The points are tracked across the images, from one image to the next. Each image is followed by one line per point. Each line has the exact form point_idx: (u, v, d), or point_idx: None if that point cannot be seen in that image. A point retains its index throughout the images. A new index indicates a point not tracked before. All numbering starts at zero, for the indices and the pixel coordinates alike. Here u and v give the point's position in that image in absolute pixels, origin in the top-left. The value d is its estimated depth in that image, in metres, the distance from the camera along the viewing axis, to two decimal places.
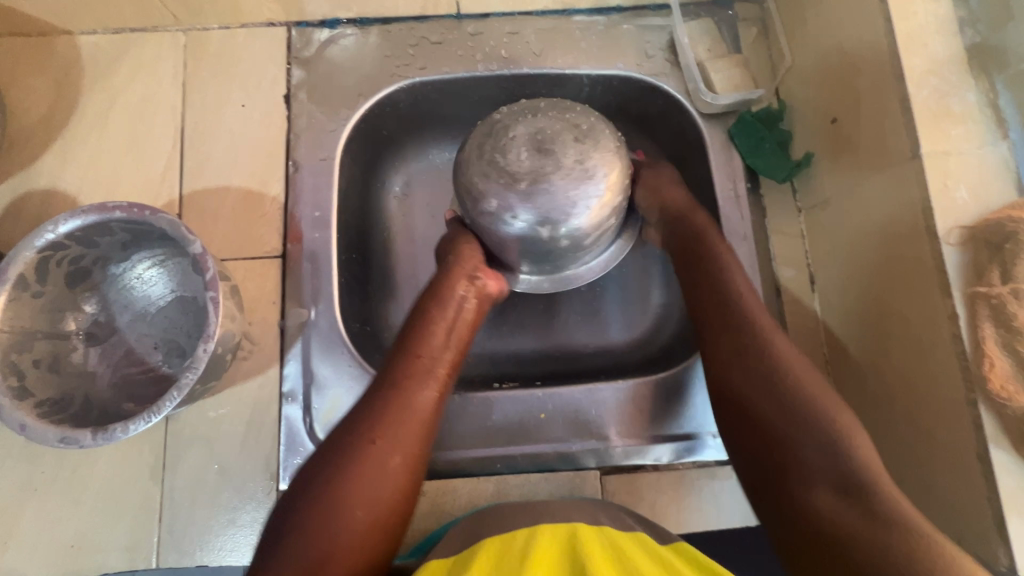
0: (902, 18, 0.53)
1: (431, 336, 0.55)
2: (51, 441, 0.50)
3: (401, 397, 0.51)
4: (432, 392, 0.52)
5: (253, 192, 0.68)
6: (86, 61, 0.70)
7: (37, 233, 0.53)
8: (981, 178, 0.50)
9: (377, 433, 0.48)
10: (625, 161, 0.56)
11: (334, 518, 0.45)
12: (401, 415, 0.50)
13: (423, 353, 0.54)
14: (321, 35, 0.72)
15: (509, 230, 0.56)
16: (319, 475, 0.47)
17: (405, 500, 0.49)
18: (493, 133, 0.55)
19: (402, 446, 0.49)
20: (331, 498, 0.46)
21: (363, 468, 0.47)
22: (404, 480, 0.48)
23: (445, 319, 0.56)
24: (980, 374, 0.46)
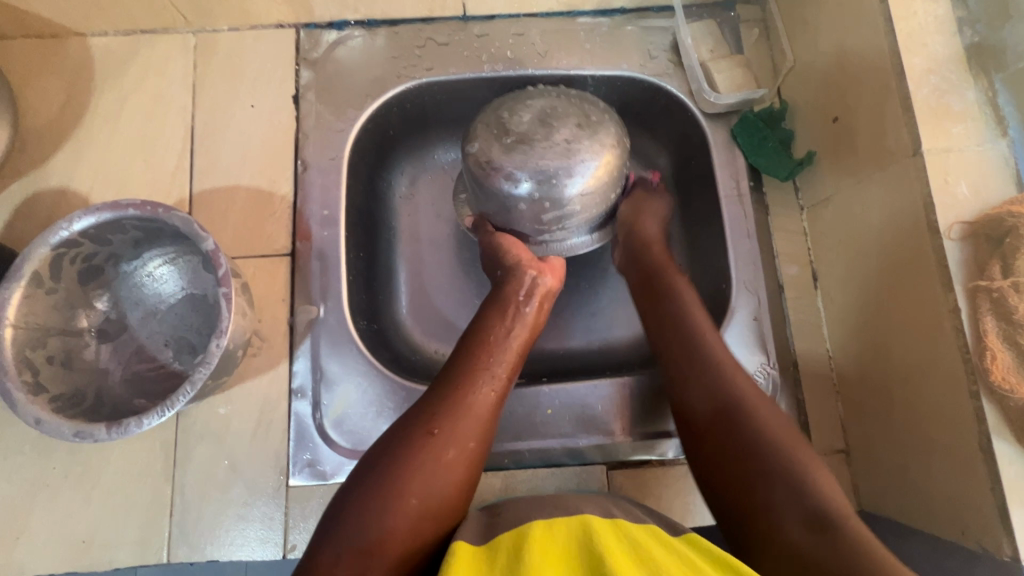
0: (902, 19, 0.54)
1: (489, 339, 0.56)
2: (66, 435, 0.50)
3: (458, 395, 0.52)
4: (489, 393, 0.53)
5: (262, 191, 0.69)
6: (97, 63, 0.71)
7: (52, 230, 0.54)
8: (981, 174, 0.50)
9: (436, 423, 0.49)
10: (613, 161, 0.59)
11: (391, 502, 0.45)
12: (459, 412, 0.51)
13: (485, 354, 0.55)
14: (329, 36, 0.73)
15: (501, 187, 0.58)
16: (380, 461, 0.48)
17: (459, 495, 0.48)
18: (512, 98, 0.60)
19: (458, 441, 0.49)
20: (390, 483, 0.46)
21: (421, 458, 0.47)
22: (460, 474, 0.49)
23: (507, 322, 0.58)
24: (982, 366, 0.47)
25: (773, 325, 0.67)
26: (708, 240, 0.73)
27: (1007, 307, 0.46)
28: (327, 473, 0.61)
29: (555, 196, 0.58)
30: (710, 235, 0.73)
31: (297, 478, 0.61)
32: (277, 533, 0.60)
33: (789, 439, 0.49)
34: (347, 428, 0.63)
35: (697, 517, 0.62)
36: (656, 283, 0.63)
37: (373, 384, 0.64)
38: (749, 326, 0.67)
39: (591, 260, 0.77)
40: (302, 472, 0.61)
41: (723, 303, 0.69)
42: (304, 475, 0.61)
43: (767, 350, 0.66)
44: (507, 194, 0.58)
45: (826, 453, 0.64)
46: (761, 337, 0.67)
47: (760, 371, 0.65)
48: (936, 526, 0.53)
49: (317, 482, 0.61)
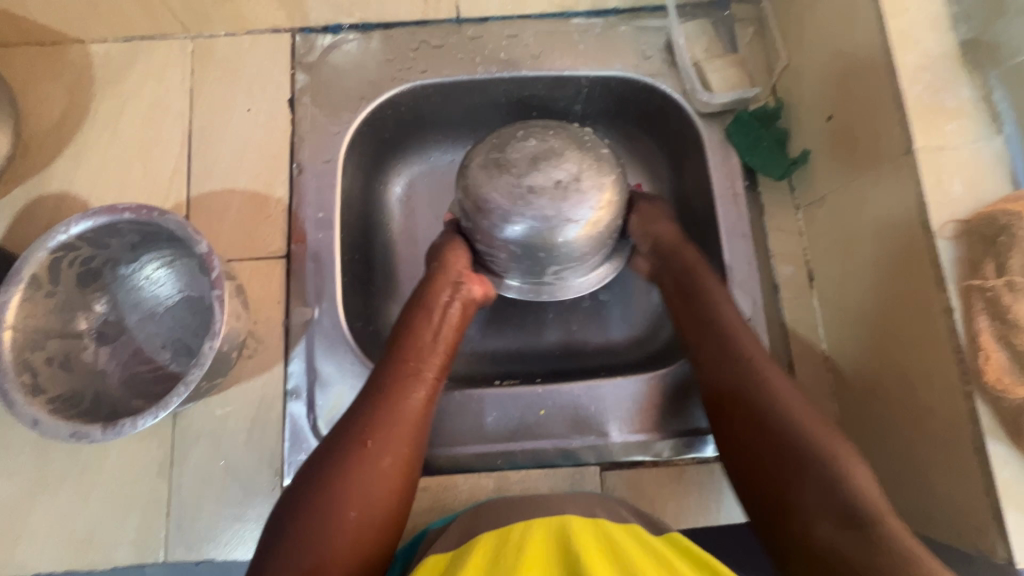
0: (893, 16, 0.54)
1: (417, 342, 0.56)
2: (62, 436, 0.51)
3: (384, 405, 0.52)
4: (416, 399, 0.53)
5: (258, 194, 0.70)
6: (97, 69, 0.73)
7: (49, 234, 0.55)
8: (976, 173, 0.50)
9: (368, 436, 0.49)
10: (592, 235, 0.58)
11: (329, 515, 0.46)
12: (388, 421, 0.51)
13: (412, 357, 0.55)
14: (324, 40, 0.74)
15: (481, 222, 0.57)
16: (313, 478, 0.48)
17: (399, 500, 0.49)
18: (541, 130, 0.57)
19: (391, 451, 0.50)
20: (327, 501, 0.46)
21: (355, 472, 0.48)
22: (396, 481, 0.49)
23: (434, 323, 0.58)
24: (976, 367, 0.46)
25: (769, 325, 0.67)
26: (704, 239, 0.73)
27: (1002, 306, 0.45)
28: None
29: (527, 243, 0.57)
30: (705, 235, 0.72)
31: (291, 478, 0.62)
32: None
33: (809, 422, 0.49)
34: None
35: (690, 518, 0.62)
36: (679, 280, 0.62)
37: None
38: (745, 326, 0.66)
39: None
40: None
41: None
42: None
43: None
44: (479, 222, 0.57)
45: None
46: (756, 337, 0.66)
47: None
48: (931, 528, 0.52)
49: None
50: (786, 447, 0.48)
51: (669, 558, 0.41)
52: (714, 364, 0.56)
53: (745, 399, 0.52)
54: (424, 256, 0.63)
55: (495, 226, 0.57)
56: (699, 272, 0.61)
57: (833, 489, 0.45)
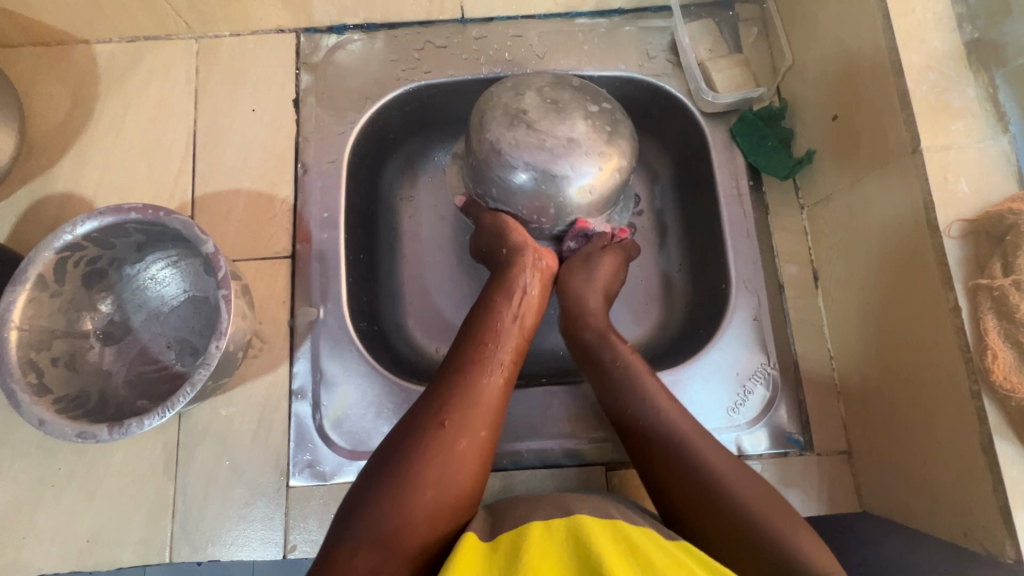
0: (898, 16, 0.54)
1: (495, 324, 0.57)
2: (69, 435, 0.51)
3: (467, 383, 0.52)
4: (495, 380, 0.53)
5: (263, 194, 0.70)
6: (102, 69, 0.73)
7: (55, 234, 0.55)
8: (982, 172, 0.50)
9: (447, 413, 0.50)
10: (551, 192, 0.58)
11: (407, 490, 0.46)
12: (469, 399, 0.51)
13: (491, 340, 0.56)
14: (329, 41, 0.74)
15: (473, 118, 0.60)
16: (393, 451, 0.48)
17: (476, 481, 0.49)
18: (579, 91, 0.59)
19: (470, 429, 0.50)
20: (407, 473, 0.46)
21: (437, 452, 0.48)
22: (475, 465, 0.49)
23: (511, 307, 0.58)
24: (984, 365, 0.46)
25: (774, 324, 0.67)
26: (708, 239, 0.73)
27: (1009, 305, 0.45)
28: (326, 474, 0.62)
29: (478, 157, 0.59)
30: (710, 235, 0.72)
31: (297, 478, 0.62)
32: (278, 533, 0.60)
33: (736, 481, 0.49)
34: (347, 428, 0.63)
35: None
36: (568, 319, 0.64)
37: (373, 384, 0.64)
38: (750, 325, 0.67)
39: None
40: (302, 472, 0.62)
41: (723, 302, 0.69)
42: (304, 475, 0.62)
43: (768, 350, 0.66)
44: (471, 128, 0.59)
45: (828, 455, 0.63)
46: (761, 337, 0.66)
47: (759, 371, 0.65)
48: (940, 529, 0.52)
49: (318, 483, 0.61)
50: (710, 498, 0.49)
51: (689, 564, 0.41)
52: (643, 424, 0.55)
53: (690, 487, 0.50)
54: (500, 234, 0.62)
55: (479, 134, 0.58)
56: (609, 335, 0.61)
57: (777, 562, 0.45)
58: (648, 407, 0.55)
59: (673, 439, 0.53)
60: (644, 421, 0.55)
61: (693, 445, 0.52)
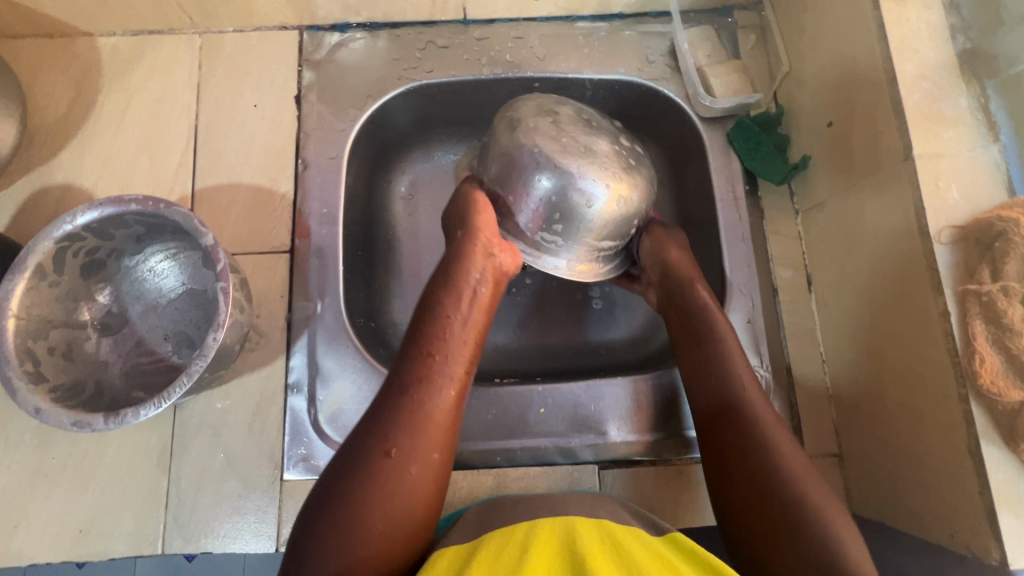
0: (893, 25, 0.55)
1: (443, 334, 0.54)
2: (64, 424, 0.51)
3: (414, 405, 0.49)
4: (444, 396, 0.51)
5: (263, 189, 0.70)
6: (105, 62, 0.73)
7: (55, 224, 0.55)
8: (973, 180, 0.51)
9: (393, 441, 0.47)
10: (558, 190, 0.57)
11: (355, 530, 0.44)
12: (417, 423, 0.49)
13: (439, 352, 0.53)
14: (332, 38, 0.75)
15: (504, 110, 0.62)
16: (337, 485, 0.46)
17: (432, 504, 0.48)
18: (610, 127, 0.63)
19: (420, 455, 0.48)
20: (353, 510, 0.45)
21: (384, 485, 0.46)
22: (429, 489, 0.47)
23: (461, 313, 0.56)
24: (972, 370, 0.47)
25: (767, 327, 0.68)
26: (704, 242, 0.74)
27: (998, 311, 0.46)
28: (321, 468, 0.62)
29: (499, 141, 0.60)
30: (705, 237, 0.73)
31: (291, 472, 0.62)
32: (270, 526, 0.61)
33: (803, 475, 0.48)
34: (341, 423, 0.63)
35: (687, 518, 0.62)
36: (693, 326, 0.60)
37: (369, 379, 0.65)
38: (743, 328, 0.67)
39: None
40: (296, 466, 0.62)
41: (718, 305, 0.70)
42: (298, 469, 0.62)
43: (761, 353, 0.67)
44: (502, 113, 0.62)
45: (818, 457, 0.64)
46: (754, 340, 0.67)
47: (752, 373, 0.66)
48: (927, 531, 0.53)
49: (311, 477, 0.62)
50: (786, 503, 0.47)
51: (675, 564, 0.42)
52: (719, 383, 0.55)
53: (732, 437, 0.52)
54: (461, 217, 0.60)
55: (508, 119, 0.60)
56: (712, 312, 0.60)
57: (817, 559, 0.44)
58: (723, 374, 0.55)
59: (730, 394, 0.54)
60: (712, 372, 0.56)
61: (776, 446, 0.50)
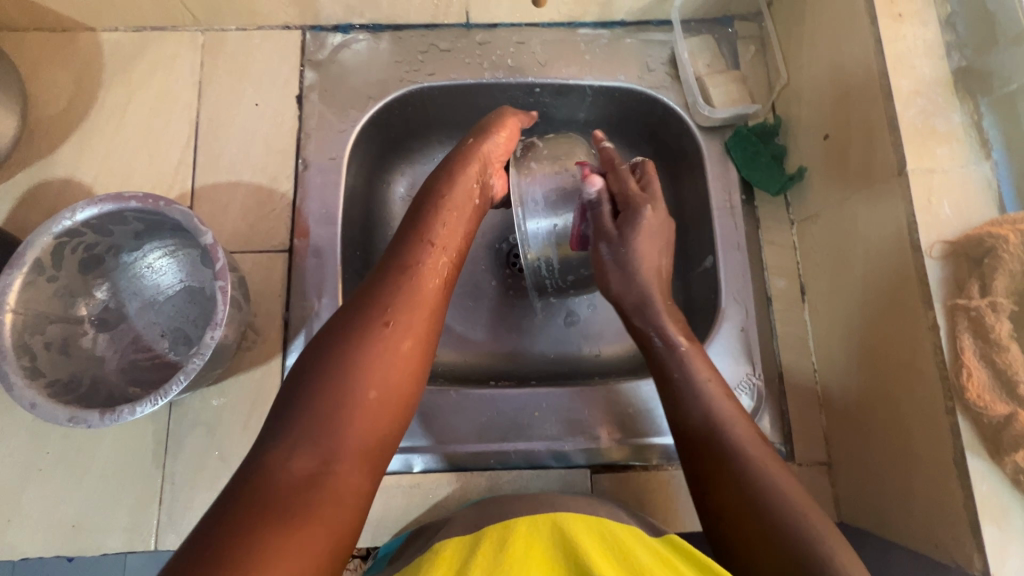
0: (891, 41, 0.55)
1: (434, 231, 0.56)
2: (60, 420, 0.51)
3: (407, 287, 0.50)
4: (434, 279, 0.53)
5: (263, 188, 0.70)
6: (107, 57, 0.73)
7: (55, 219, 0.55)
8: (964, 196, 0.52)
9: (391, 314, 0.48)
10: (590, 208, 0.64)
11: (346, 396, 0.44)
12: (411, 302, 0.50)
13: (430, 246, 0.55)
14: (334, 39, 0.75)
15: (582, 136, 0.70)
16: (327, 352, 0.46)
17: (417, 386, 0.48)
18: None
19: (412, 333, 0.48)
20: (346, 376, 0.44)
21: (377, 351, 0.46)
22: (416, 368, 0.48)
23: (451, 216, 0.58)
24: (959, 384, 0.47)
25: (760, 335, 0.68)
26: (700, 249, 0.74)
27: (985, 325, 0.47)
28: None
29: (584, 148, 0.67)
30: (702, 245, 0.74)
31: None
32: None
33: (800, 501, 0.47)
34: None
35: (676, 524, 0.63)
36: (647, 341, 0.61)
37: None
38: (737, 336, 0.68)
39: None
40: None
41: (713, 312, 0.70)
42: None
43: (753, 361, 0.67)
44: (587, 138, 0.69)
45: (807, 466, 0.65)
46: (747, 348, 0.67)
47: (745, 381, 0.66)
48: (912, 541, 0.53)
49: None
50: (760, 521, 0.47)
51: (677, 565, 0.42)
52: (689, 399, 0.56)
53: (707, 440, 0.53)
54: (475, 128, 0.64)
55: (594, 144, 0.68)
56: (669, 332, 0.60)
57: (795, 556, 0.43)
58: (690, 382, 0.56)
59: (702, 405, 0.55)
60: (676, 390, 0.57)
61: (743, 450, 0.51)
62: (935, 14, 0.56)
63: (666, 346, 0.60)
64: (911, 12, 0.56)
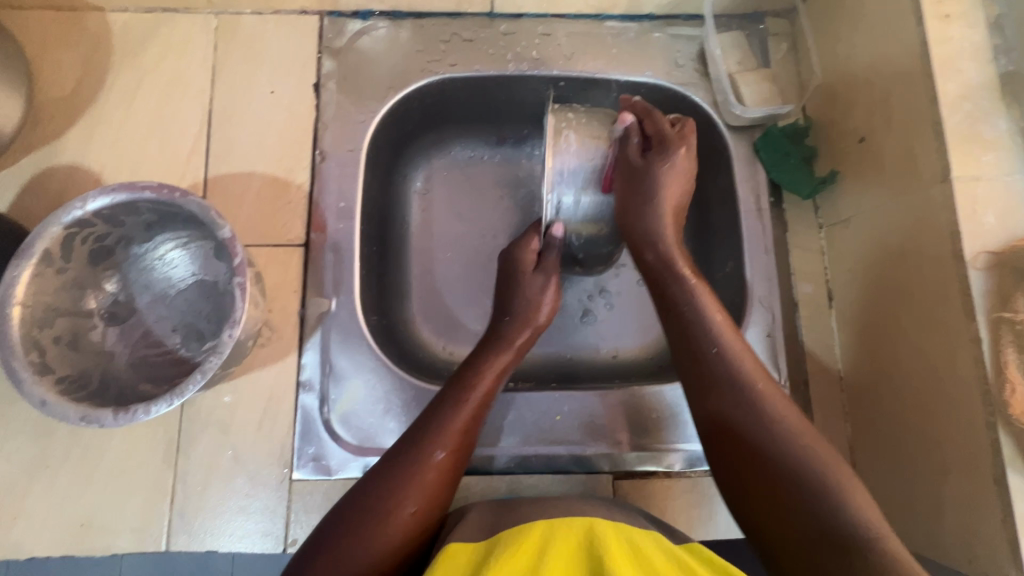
0: (937, 42, 0.54)
1: (500, 343, 0.61)
2: (71, 419, 0.49)
3: (467, 400, 0.55)
4: (479, 394, 0.56)
5: (279, 179, 0.68)
6: (116, 39, 0.70)
7: (65, 209, 0.53)
8: (1010, 205, 0.50)
9: (448, 426, 0.52)
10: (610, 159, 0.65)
11: (387, 516, 0.47)
12: (465, 417, 0.54)
13: (492, 357, 0.59)
14: (353, 26, 0.72)
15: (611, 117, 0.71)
16: (387, 458, 0.50)
17: (445, 496, 0.51)
18: None
19: (454, 445, 0.52)
20: (391, 496, 0.48)
21: (418, 469, 0.50)
22: (447, 479, 0.51)
23: (516, 327, 0.62)
24: (1002, 399, 0.46)
25: (786, 342, 0.67)
26: (725, 251, 0.73)
27: None
28: (332, 469, 0.61)
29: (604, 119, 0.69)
30: (727, 247, 0.72)
31: (300, 472, 0.61)
32: (278, 526, 0.60)
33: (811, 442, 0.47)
34: (353, 424, 0.62)
35: (699, 531, 0.62)
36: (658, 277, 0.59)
37: (382, 380, 0.63)
38: (763, 342, 0.66)
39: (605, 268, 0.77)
40: (306, 466, 0.61)
41: (738, 316, 0.69)
42: (308, 469, 0.61)
43: (779, 368, 0.66)
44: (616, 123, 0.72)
45: None
46: (773, 354, 0.66)
47: None
48: (943, 555, 0.53)
49: (322, 477, 0.61)
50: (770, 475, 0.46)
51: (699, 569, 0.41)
52: (710, 357, 0.52)
53: (728, 390, 0.50)
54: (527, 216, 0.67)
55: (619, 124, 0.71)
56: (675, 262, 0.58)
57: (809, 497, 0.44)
58: (694, 309, 0.55)
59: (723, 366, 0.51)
60: (694, 343, 0.54)
61: (759, 391, 0.50)
62: (982, 16, 0.54)
63: (682, 290, 0.57)
64: (958, 12, 0.54)
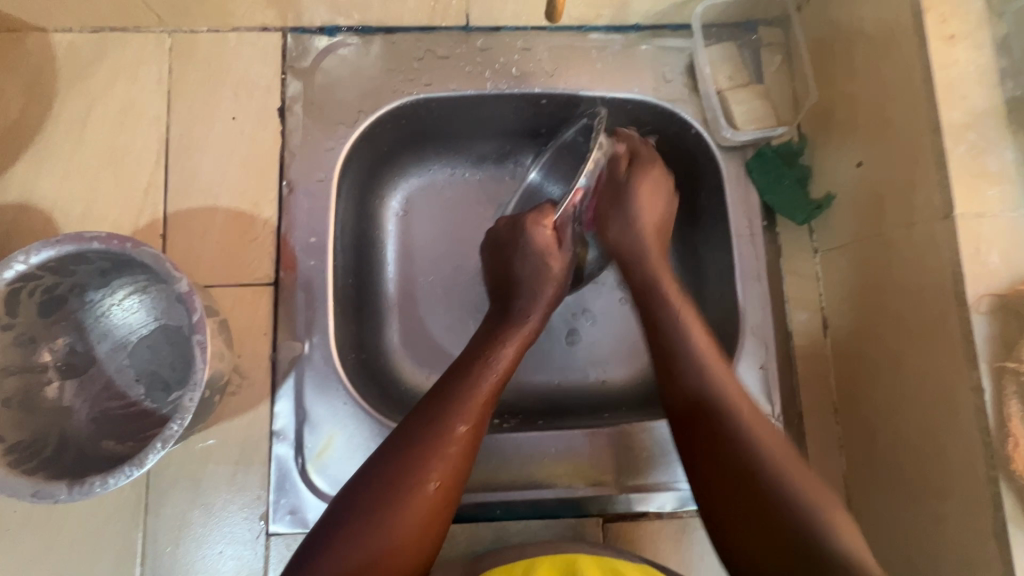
0: (941, 66, 0.50)
1: (497, 350, 0.57)
2: (22, 493, 0.46)
3: (464, 414, 0.52)
4: (494, 376, 0.55)
5: (243, 214, 0.64)
6: (59, 62, 0.64)
7: (5, 264, 0.48)
8: (1015, 244, 0.48)
9: (442, 441, 0.49)
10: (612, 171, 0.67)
11: (374, 536, 0.45)
12: (461, 435, 0.51)
13: (490, 368, 0.56)
14: (318, 43, 0.67)
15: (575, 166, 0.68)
16: (377, 472, 0.48)
17: (441, 522, 0.48)
18: None
19: (451, 467, 0.49)
20: (379, 517, 0.45)
21: (412, 488, 0.47)
22: (443, 503, 0.48)
23: (517, 337, 0.59)
24: (1005, 453, 0.45)
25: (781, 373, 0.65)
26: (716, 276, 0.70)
27: None
28: (309, 521, 0.58)
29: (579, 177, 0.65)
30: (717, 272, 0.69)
31: (277, 524, 0.58)
32: None
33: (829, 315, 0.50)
34: (331, 474, 0.59)
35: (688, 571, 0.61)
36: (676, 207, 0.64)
37: (359, 427, 0.60)
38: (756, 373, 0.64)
39: (591, 293, 0.74)
40: (283, 519, 0.58)
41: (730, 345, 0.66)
42: (286, 521, 0.58)
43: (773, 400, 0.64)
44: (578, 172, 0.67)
45: None
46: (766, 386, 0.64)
47: None
48: None
49: (300, 530, 0.58)
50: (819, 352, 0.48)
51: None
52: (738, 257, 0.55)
53: None
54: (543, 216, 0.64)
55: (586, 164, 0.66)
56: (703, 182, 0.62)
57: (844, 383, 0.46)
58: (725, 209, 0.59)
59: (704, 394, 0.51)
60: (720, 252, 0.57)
61: None
62: (988, 36, 0.51)
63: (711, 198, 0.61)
64: (964, 32, 0.51)
